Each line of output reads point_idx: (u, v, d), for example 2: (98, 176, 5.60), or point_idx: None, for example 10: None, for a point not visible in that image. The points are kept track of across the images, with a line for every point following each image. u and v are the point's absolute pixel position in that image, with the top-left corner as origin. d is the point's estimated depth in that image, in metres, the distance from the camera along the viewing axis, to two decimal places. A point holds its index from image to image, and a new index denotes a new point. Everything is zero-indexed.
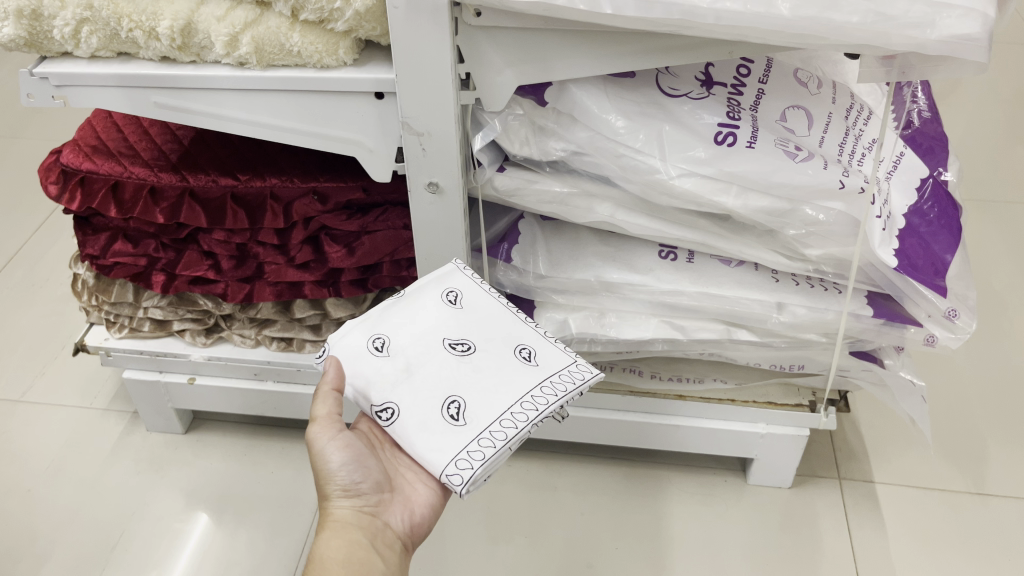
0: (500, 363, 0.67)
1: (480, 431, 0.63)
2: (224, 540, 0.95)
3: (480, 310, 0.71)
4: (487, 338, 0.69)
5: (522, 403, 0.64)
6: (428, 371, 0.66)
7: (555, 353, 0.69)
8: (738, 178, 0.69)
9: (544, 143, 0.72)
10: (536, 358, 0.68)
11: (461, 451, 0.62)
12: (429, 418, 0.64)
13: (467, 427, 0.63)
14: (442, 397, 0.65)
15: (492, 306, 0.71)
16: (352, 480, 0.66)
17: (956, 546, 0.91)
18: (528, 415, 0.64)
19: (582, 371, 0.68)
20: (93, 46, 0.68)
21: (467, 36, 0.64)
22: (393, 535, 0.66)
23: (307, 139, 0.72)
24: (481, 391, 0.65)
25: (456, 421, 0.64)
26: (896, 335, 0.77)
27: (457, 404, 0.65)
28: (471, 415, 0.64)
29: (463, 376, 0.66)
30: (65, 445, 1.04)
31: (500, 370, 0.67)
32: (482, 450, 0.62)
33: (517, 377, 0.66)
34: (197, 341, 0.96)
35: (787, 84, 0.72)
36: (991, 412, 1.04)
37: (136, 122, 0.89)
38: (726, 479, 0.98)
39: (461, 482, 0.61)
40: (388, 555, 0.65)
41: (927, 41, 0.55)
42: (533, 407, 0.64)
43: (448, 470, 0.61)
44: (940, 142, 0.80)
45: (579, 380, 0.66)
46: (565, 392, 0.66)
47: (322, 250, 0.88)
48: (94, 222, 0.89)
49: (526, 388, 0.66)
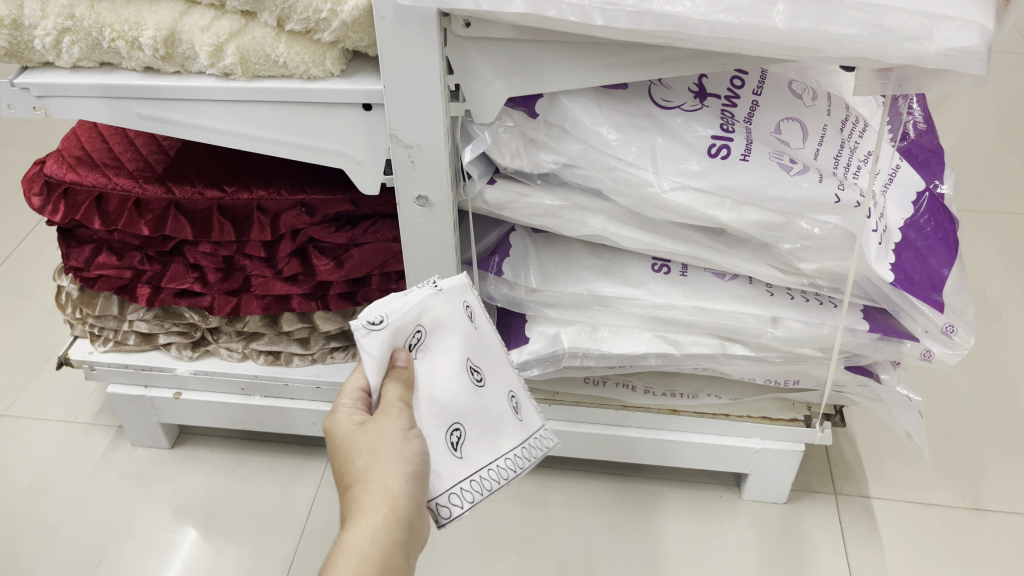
0: (501, 405, 0.66)
1: (471, 474, 0.63)
2: (210, 557, 0.93)
3: (488, 336, 0.67)
4: (493, 372, 0.67)
5: (505, 459, 0.65)
6: (448, 390, 0.62)
7: (532, 408, 0.69)
8: (732, 192, 0.68)
9: (535, 155, 0.71)
10: (523, 407, 0.68)
11: (456, 486, 0.62)
12: (435, 439, 0.62)
13: (463, 462, 0.62)
14: (447, 422, 0.62)
15: (490, 337, 0.67)
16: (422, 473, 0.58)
17: (953, 562, 0.90)
18: (506, 475, 0.65)
19: (547, 438, 0.68)
20: (74, 56, 0.67)
21: (456, 47, 0.62)
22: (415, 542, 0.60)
23: (294, 151, 0.71)
24: (481, 432, 0.64)
25: (455, 451, 0.62)
26: (892, 350, 0.75)
27: (458, 432, 0.63)
28: (466, 452, 0.63)
29: (476, 412, 0.64)
30: (48, 460, 1.02)
31: (499, 414, 0.65)
32: (471, 493, 0.62)
33: (511, 427, 0.66)
34: (184, 354, 0.94)
35: (782, 97, 0.71)
36: (986, 426, 1.03)
37: (121, 133, 0.88)
38: (721, 495, 0.97)
39: (447, 516, 0.61)
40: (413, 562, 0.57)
41: (925, 54, 0.54)
42: (511, 467, 0.65)
43: (439, 500, 0.61)
44: (936, 154, 0.79)
45: (545, 449, 0.67)
46: (534, 459, 0.66)
47: (310, 262, 0.86)
48: (78, 234, 0.87)
49: (507, 444, 0.65)
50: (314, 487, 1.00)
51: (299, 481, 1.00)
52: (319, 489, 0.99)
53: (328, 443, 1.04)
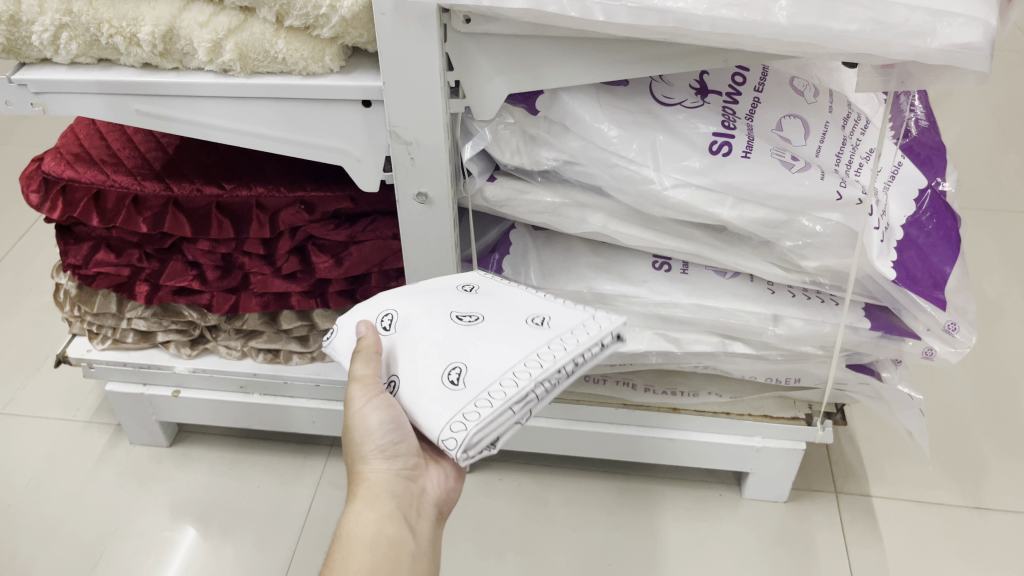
0: (511, 327, 0.63)
1: (475, 397, 0.59)
2: (209, 555, 0.93)
3: (494, 294, 0.67)
4: (499, 310, 0.65)
5: (525, 361, 0.60)
6: (430, 339, 0.63)
7: (569, 314, 0.65)
8: (734, 189, 0.68)
9: (535, 152, 0.70)
10: (544, 322, 0.64)
11: (456, 415, 0.58)
12: (428, 383, 0.61)
13: (464, 390, 0.59)
14: (445, 363, 0.61)
15: (505, 293, 0.68)
16: (390, 441, 0.62)
17: (954, 561, 0.90)
18: (530, 373, 0.59)
19: (597, 326, 0.64)
20: (72, 52, 0.67)
21: (456, 43, 0.62)
22: (429, 503, 0.63)
23: (293, 148, 0.70)
24: (483, 355, 0.61)
25: (454, 385, 0.60)
26: (894, 348, 0.75)
27: (457, 368, 0.61)
28: (471, 380, 0.60)
29: (476, 341, 0.62)
30: (47, 459, 1.02)
31: (508, 332, 0.63)
32: (478, 411, 0.58)
33: (526, 337, 0.62)
34: (183, 352, 0.94)
35: (783, 94, 0.71)
36: (988, 425, 1.03)
37: (120, 130, 0.87)
38: (721, 493, 0.96)
39: (454, 445, 0.57)
40: (417, 526, 0.61)
41: (928, 50, 0.53)
42: (537, 364, 0.60)
43: (443, 434, 0.58)
44: (938, 151, 0.79)
45: (589, 335, 0.62)
46: (572, 349, 0.61)
47: (310, 260, 0.86)
48: (76, 231, 0.86)
49: (530, 347, 0.61)
50: (313, 486, 0.99)
51: (298, 479, 1.00)
52: (318, 487, 0.99)
53: (327, 441, 1.04)
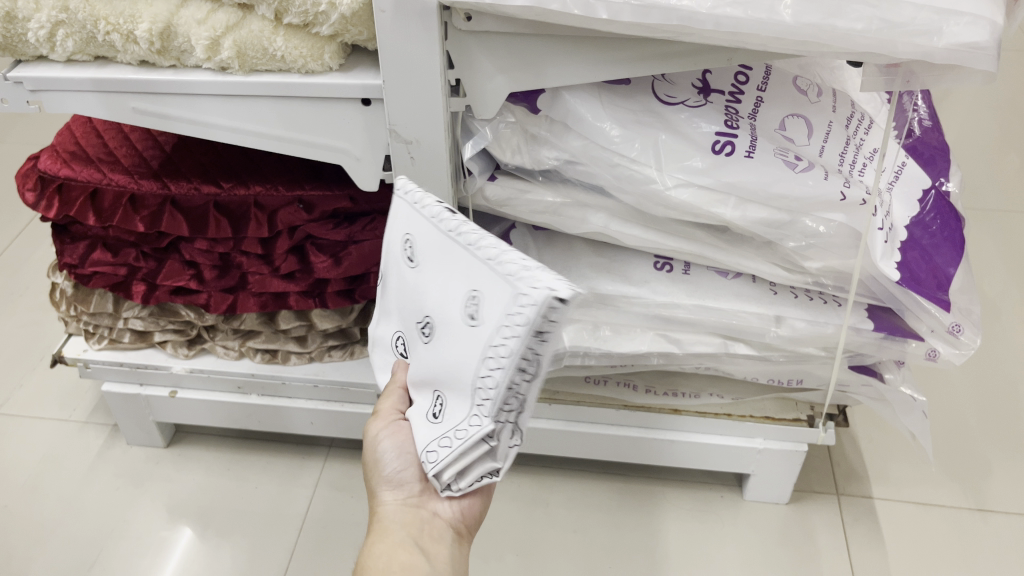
0: (455, 339, 0.54)
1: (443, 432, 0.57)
2: (206, 557, 0.92)
3: (433, 256, 0.56)
4: (440, 302, 0.55)
5: (477, 394, 0.53)
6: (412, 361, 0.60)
7: (497, 286, 0.51)
8: (737, 189, 0.67)
9: (536, 151, 0.70)
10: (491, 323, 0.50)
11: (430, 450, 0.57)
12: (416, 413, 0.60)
13: (439, 426, 0.57)
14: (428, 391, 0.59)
15: (440, 239, 0.56)
16: (399, 469, 0.63)
17: (957, 564, 0.89)
18: (485, 409, 0.53)
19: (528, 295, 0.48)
20: (69, 49, 0.66)
21: (457, 41, 0.61)
22: (444, 524, 0.62)
23: (292, 147, 0.70)
24: (445, 381, 0.56)
25: (435, 419, 0.58)
26: (896, 350, 0.75)
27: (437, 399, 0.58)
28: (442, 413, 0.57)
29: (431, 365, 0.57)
30: (43, 459, 1.01)
31: (453, 346, 0.54)
32: (443, 450, 0.56)
33: (468, 348, 0.53)
34: (179, 352, 0.93)
35: (786, 93, 0.70)
36: (989, 427, 1.03)
37: (117, 128, 0.87)
38: (722, 495, 0.96)
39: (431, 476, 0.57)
40: (431, 547, 0.61)
41: (934, 49, 0.53)
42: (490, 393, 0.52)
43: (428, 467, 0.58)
44: (942, 152, 0.78)
45: (528, 300, 0.48)
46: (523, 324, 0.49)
47: (308, 259, 0.85)
48: (72, 230, 0.85)
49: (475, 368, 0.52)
50: (311, 488, 0.99)
51: (296, 481, 0.99)
52: (317, 488, 0.98)
53: (326, 442, 1.03)
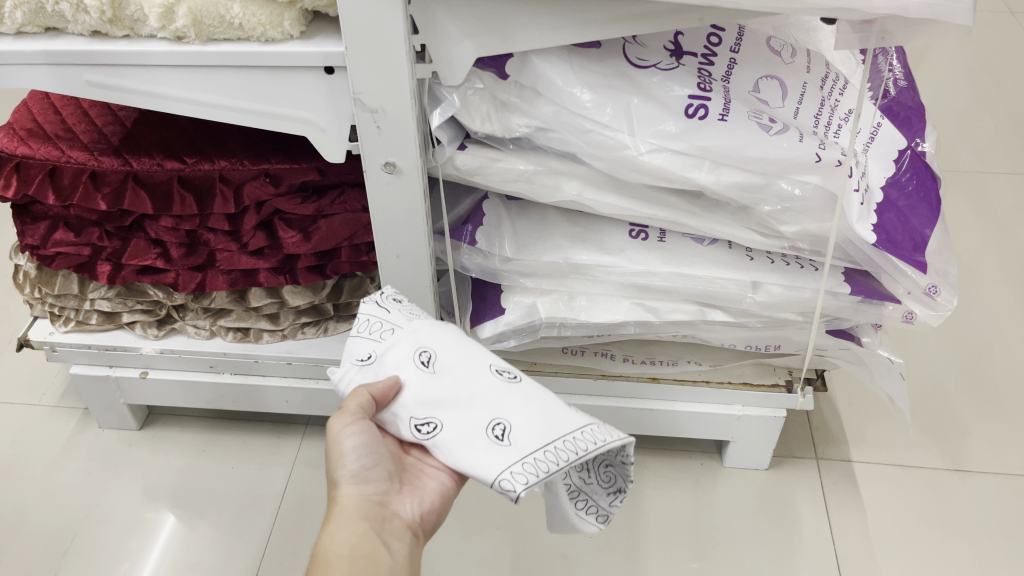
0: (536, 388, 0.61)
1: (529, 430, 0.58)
2: (185, 538, 0.91)
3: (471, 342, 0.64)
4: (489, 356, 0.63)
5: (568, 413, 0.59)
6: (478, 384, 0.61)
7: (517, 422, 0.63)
8: (711, 154, 0.66)
9: (506, 118, 0.68)
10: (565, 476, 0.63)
11: (506, 472, 0.56)
12: (471, 442, 0.59)
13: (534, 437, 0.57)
14: (485, 419, 0.59)
15: (454, 337, 0.64)
16: (364, 467, 0.61)
17: (934, 524, 0.90)
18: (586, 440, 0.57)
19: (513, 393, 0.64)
20: (18, 21, 0.63)
21: (420, 4, 0.59)
22: (403, 522, 0.62)
23: (255, 119, 0.67)
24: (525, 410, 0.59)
25: (500, 442, 0.58)
26: (874, 313, 0.74)
27: (500, 425, 0.59)
28: (518, 434, 0.58)
29: (431, 382, 0.62)
30: (13, 445, 0.99)
31: (536, 389, 0.61)
32: (530, 467, 0.56)
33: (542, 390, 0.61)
34: (149, 332, 0.91)
35: (759, 54, 0.69)
36: (967, 387, 1.03)
37: (75, 103, 0.84)
38: (702, 463, 0.96)
39: (514, 488, 0.55)
40: (398, 543, 0.60)
41: (909, 3, 0.52)
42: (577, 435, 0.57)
43: (502, 478, 0.56)
44: (916, 112, 0.77)
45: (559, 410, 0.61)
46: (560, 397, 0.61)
47: (277, 235, 0.83)
48: (33, 210, 0.83)
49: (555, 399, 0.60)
50: (289, 466, 0.97)
51: (273, 458, 0.98)
52: (295, 467, 0.97)
53: (303, 420, 1.02)
